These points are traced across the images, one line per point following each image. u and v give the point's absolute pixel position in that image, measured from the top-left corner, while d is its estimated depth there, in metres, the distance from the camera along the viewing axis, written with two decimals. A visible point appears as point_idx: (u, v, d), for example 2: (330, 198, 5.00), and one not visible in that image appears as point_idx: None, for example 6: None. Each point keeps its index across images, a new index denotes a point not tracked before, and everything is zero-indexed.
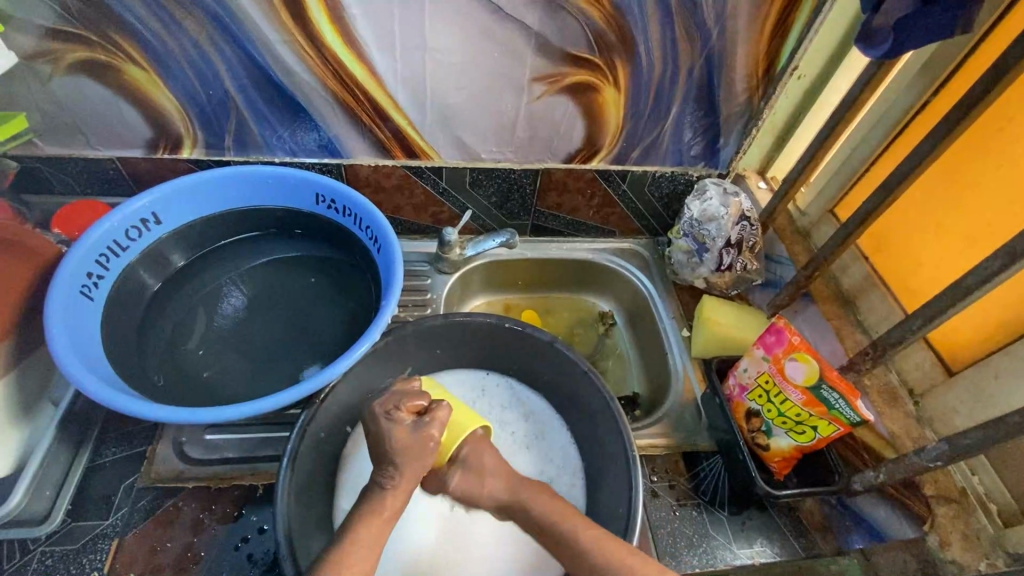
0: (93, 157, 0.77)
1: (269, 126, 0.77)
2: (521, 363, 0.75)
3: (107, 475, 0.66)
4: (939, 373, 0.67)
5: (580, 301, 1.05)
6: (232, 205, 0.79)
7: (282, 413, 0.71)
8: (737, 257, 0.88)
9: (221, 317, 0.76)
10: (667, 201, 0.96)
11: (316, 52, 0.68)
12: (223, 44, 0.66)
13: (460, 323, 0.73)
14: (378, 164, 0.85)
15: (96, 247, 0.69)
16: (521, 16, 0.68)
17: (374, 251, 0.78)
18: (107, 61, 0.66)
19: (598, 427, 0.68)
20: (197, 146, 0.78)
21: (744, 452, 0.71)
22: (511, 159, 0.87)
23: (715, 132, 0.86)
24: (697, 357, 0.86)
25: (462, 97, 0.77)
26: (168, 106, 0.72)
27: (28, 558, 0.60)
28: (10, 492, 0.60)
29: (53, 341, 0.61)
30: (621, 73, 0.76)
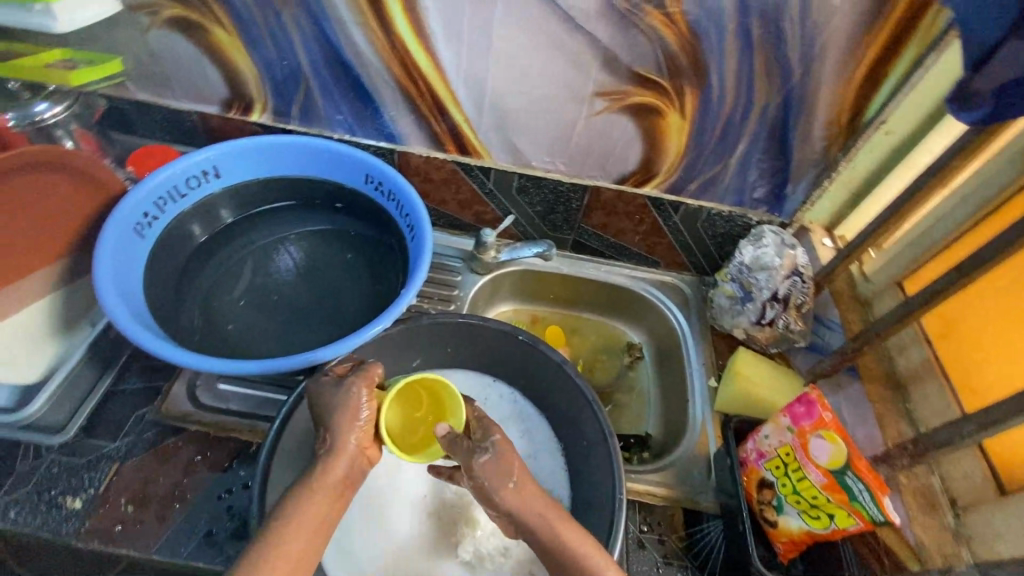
0: (174, 107, 0.82)
1: (333, 103, 0.79)
2: (528, 378, 0.72)
3: (122, 402, 0.70)
4: (991, 489, 0.58)
5: (610, 327, 1.01)
6: (287, 171, 0.82)
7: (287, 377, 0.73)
8: (781, 315, 0.82)
9: (254, 276, 0.79)
10: (720, 241, 0.91)
11: (386, 37, 0.70)
12: (302, 18, 0.69)
13: (474, 325, 0.70)
14: (430, 155, 0.85)
15: (156, 190, 0.74)
16: (591, 27, 0.66)
17: (408, 239, 0.79)
18: (197, 20, 0.71)
19: (592, 459, 0.64)
20: (267, 111, 0.82)
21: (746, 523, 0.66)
22: (561, 171, 0.85)
23: (782, 177, 0.80)
24: (719, 411, 0.81)
25: (521, 102, 0.76)
26: (245, 69, 0.76)
27: (39, 462, 0.64)
28: (35, 397, 0.65)
29: (101, 269, 0.66)
30: (689, 100, 0.72)
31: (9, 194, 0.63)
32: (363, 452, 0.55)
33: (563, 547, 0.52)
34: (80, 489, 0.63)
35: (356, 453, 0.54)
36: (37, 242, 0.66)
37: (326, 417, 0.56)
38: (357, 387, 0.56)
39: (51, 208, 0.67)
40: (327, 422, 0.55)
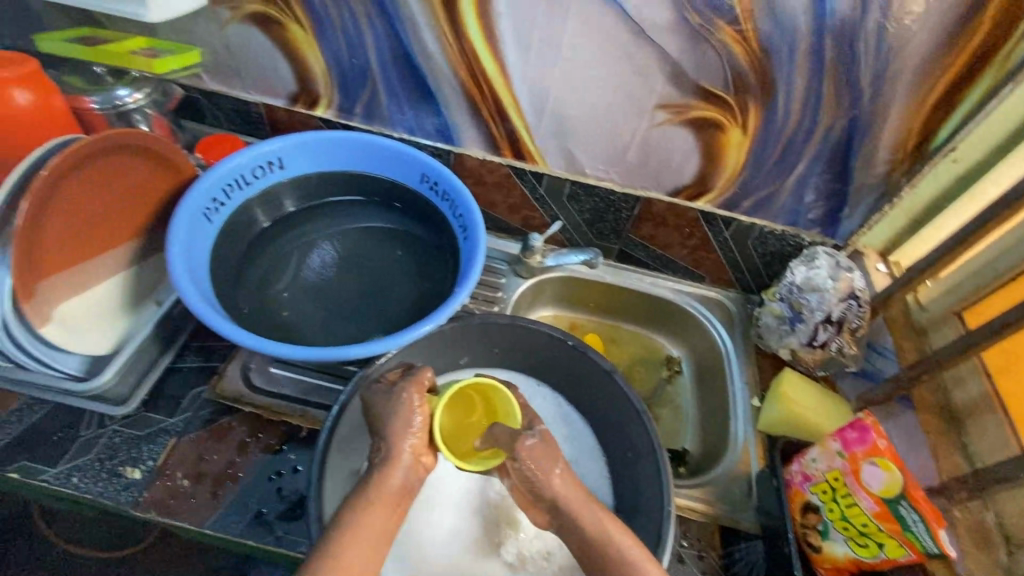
0: (243, 99, 0.85)
1: (397, 102, 0.81)
2: (574, 384, 0.72)
3: (181, 379, 0.73)
4: None
5: (649, 339, 1.01)
6: (346, 166, 0.85)
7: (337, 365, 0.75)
8: (834, 337, 0.81)
9: (310, 266, 0.81)
10: (769, 259, 0.90)
11: (456, 41, 0.71)
12: (376, 19, 0.71)
13: (525, 327, 0.71)
14: (485, 158, 0.87)
15: (224, 178, 0.76)
16: (660, 40, 0.67)
17: (460, 239, 0.81)
18: (275, 16, 0.73)
19: (638, 469, 0.64)
20: (331, 107, 0.84)
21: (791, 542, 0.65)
22: (614, 180, 0.86)
23: (839, 198, 0.80)
24: (763, 431, 0.80)
25: (582, 110, 0.77)
26: (315, 65, 0.79)
27: (101, 431, 0.67)
28: (106, 369, 0.63)
29: (173, 250, 0.69)
30: (752, 116, 0.72)
31: (92, 171, 0.63)
32: (415, 460, 0.56)
33: (613, 554, 0.53)
34: (139, 460, 0.66)
35: (410, 463, 0.55)
36: (115, 221, 0.68)
37: (385, 413, 0.57)
38: (409, 391, 0.57)
39: (128, 195, 0.69)
40: (384, 426, 0.57)
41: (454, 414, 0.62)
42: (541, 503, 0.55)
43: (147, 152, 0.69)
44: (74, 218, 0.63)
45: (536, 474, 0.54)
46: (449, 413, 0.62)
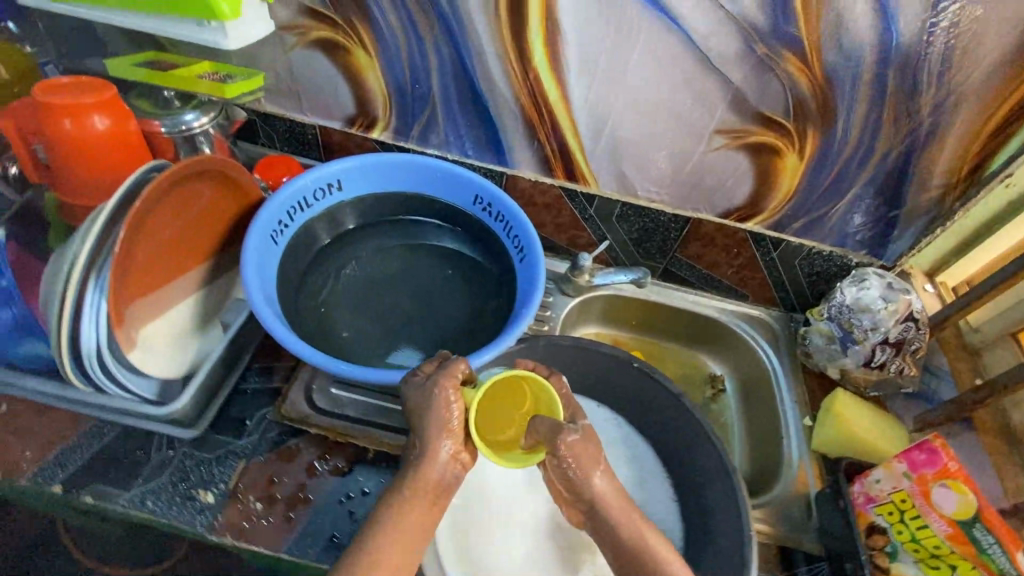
0: (299, 121, 0.86)
1: (454, 126, 0.83)
2: (636, 406, 0.73)
3: (246, 400, 0.73)
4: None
5: (692, 357, 1.02)
6: (401, 188, 0.85)
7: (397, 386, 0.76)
8: (892, 358, 0.82)
9: (369, 288, 0.82)
10: (815, 279, 0.92)
11: (521, 68, 0.73)
12: (443, 47, 0.73)
13: (590, 349, 0.71)
14: (537, 179, 0.88)
15: (288, 201, 0.77)
16: (726, 69, 0.68)
17: (515, 260, 0.82)
18: (341, 43, 0.75)
19: (708, 492, 0.65)
20: (387, 130, 0.85)
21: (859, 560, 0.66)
22: (666, 202, 0.87)
23: (890, 221, 0.81)
24: (817, 451, 0.81)
25: (640, 135, 0.78)
26: (376, 90, 0.80)
27: (171, 455, 0.67)
28: (180, 395, 0.64)
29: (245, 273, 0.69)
30: (810, 142, 0.73)
31: (178, 206, 0.64)
32: None
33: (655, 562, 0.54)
34: (211, 482, 0.66)
35: (447, 459, 0.55)
36: (190, 246, 0.69)
37: (423, 408, 0.56)
38: (445, 387, 0.56)
39: (202, 220, 0.69)
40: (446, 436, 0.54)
41: (490, 410, 0.60)
42: (582, 506, 0.56)
43: (223, 178, 0.69)
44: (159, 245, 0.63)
45: (574, 471, 0.53)
46: (484, 412, 0.59)
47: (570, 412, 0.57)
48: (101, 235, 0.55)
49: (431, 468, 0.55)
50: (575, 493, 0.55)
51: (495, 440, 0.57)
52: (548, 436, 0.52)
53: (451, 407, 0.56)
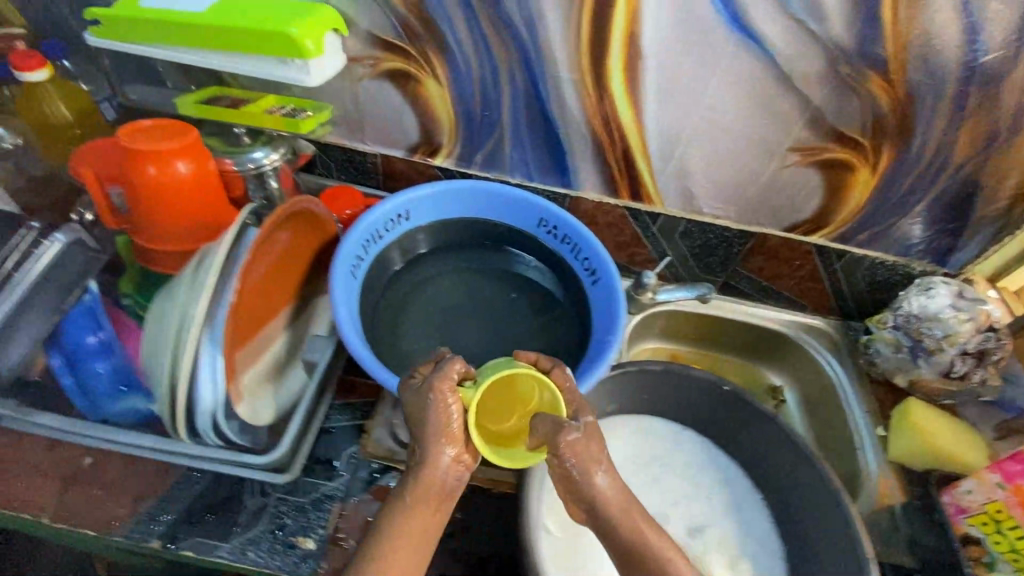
0: (361, 151, 0.85)
1: (521, 151, 0.82)
2: (725, 427, 0.73)
3: (331, 440, 0.72)
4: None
5: (750, 369, 1.02)
6: (464, 215, 0.85)
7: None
8: (973, 369, 0.81)
9: (442, 317, 0.81)
10: (875, 288, 0.92)
11: (597, 94, 0.72)
12: (518, 76, 0.72)
13: (680, 374, 0.71)
14: (601, 200, 0.87)
15: (365, 233, 0.77)
16: (807, 89, 0.68)
17: (587, 283, 0.82)
18: (414, 74, 0.74)
19: (812, 513, 0.66)
20: (450, 156, 0.84)
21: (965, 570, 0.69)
22: (731, 218, 0.87)
23: (956, 232, 0.82)
24: (894, 460, 0.82)
25: (711, 154, 0.78)
26: (444, 118, 0.79)
27: (266, 501, 0.66)
28: (280, 442, 0.65)
29: (340, 313, 0.70)
30: (884, 158, 0.74)
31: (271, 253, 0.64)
32: None
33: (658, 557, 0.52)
34: (311, 528, 0.65)
35: (450, 464, 0.53)
36: (280, 290, 0.69)
37: (421, 413, 0.54)
38: (441, 388, 0.54)
39: (290, 261, 0.70)
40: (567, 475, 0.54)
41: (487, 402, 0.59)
42: (584, 506, 0.54)
43: (308, 220, 0.70)
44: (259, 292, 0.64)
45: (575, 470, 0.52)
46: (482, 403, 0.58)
47: (573, 409, 0.56)
48: (218, 294, 0.56)
49: (433, 475, 0.53)
50: (578, 493, 0.53)
51: (494, 435, 0.57)
52: (550, 437, 0.51)
53: (450, 410, 0.54)
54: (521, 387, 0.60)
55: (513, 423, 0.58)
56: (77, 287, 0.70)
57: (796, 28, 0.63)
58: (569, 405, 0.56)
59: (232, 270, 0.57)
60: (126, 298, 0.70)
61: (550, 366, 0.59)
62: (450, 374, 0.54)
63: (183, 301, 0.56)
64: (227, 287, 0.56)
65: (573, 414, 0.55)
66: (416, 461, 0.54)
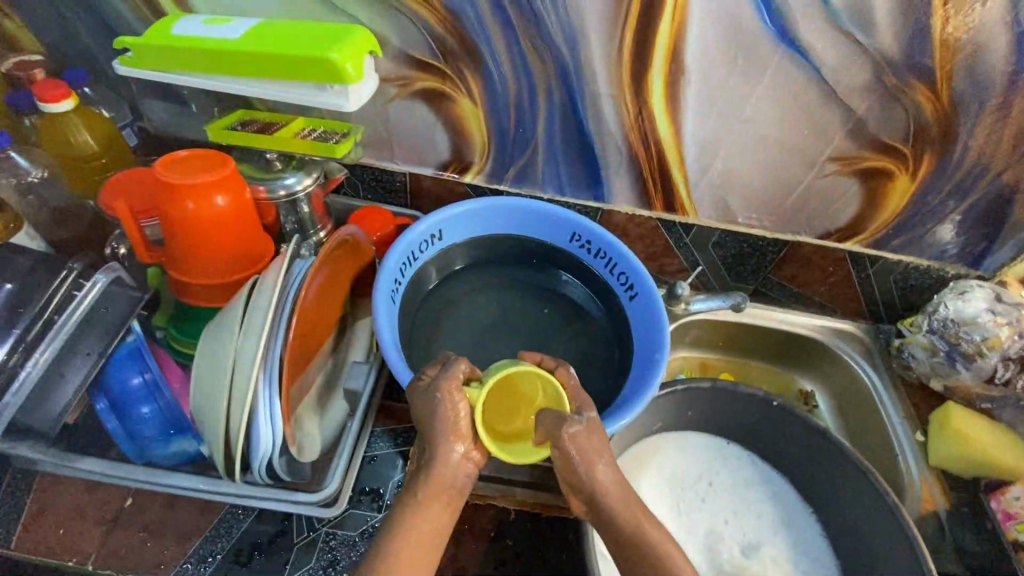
0: (390, 170, 0.84)
1: (554, 166, 0.80)
2: (771, 442, 0.73)
3: (375, 469, 0.70)
4: None
5: (780, 375, 1.02)
6: (497, 230, 0.84)
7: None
8: (1017, 375, 0.82)
9: (478, 337, 0.80)
10: (907, 292, 0.92)
11: (636, 110, 0.71)
12: (555, 93, 0.71)
13: (726, 391, 0.70)
14: (633, 213, 0.86)
15: (401, 255, 0.76)
16: (850, 100, 0.67)
17: (624, 298, 0.81)
18: (449, 93, 0.72)
19: (866, 528, 0.66)
20: (481, 174, 0.83)
21: None
22: (766, 227, 0.86)
23: (991, 236, 0.82)
24: (935, 466, 0.82)
25: (749, 166, 0.77)
26: (476, 135, 0.77)
27: (314, 535, 0.64)
28: (331, 477, 0.62)
29: (382, 341, 0.68)
30: (924, 166, 0.73)
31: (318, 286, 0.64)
32: None
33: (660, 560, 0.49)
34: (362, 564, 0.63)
35: (459, 462, 0.51)
36: (322, 318, 0.68)
37: (428, 415, 0.52)
38: (447, 389, 0.52)
39: (334, 292, 0.69)
40: None
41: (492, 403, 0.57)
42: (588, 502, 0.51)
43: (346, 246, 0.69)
44: (308, 325, 0.64)
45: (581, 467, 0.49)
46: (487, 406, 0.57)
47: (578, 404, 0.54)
48: (276, 330, 0.55)
49: (442, 474, 0.51)
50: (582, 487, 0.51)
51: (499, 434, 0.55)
52: (552, 429, 0.50)
53: (458, 410, 0.52)
54: (524, 387, 0.58)
55: (517, 424, 0.56)
56: (122, 326, 0.63)
57: (844, 41, 0.62)
58: (572, 400, 0.54)
59: (288, 305, 0.57)
60: (160, 330, 0.70)
61: (554, 365, 0.58)
62: (454, 372, 0.53)
63: (239, 340, 0.55)
64: (285, 322, 0.56)
65: (578, 409, 0.53)
66: (425, 461, 0.52)
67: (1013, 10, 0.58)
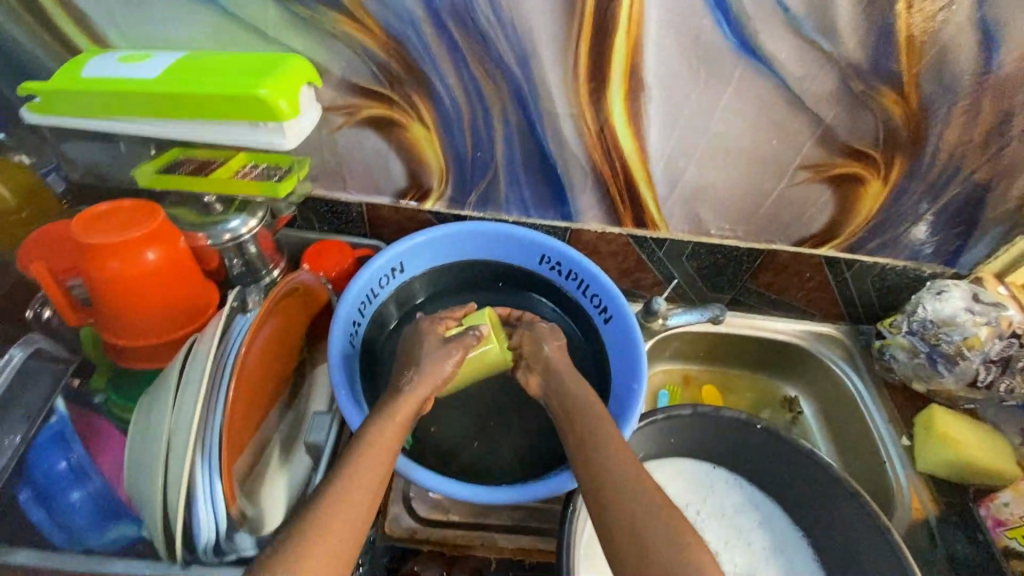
0: (345, 201, 0.80)
1: (517, 187, 0.76)
2: (757, 465, 0.70)
3: None
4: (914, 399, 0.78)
5: (761, 383, 1.00)
6: (462, 257, 0.80)
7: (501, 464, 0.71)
8: (999, 378, 0.80)
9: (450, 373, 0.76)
10: (885, 293, 0.91)
11: (597, 128, 0.67)
12: (512, 115, 0.67)
13: (708, 417, 0.67)
14: (604, 230, 0.82)
15: (360, 294, 0.72)
16: (818, 108, 0.65)
17: (598, 320, 0.78)
18: (399, 120, 0.68)
19: (856, 549, 0.63)
20: (441, 200, 0.78)
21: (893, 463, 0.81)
22: (740, 237, 0.84)
23: (965, 235, 0.80)
24: (923, 471, 0.80)
25: (720, 178, 0.74)
26: (433, 161, 0.73)
27: None
28: None
29: (339, 393, 0.64)
30: (896, 170, 0.71)
31: (263, 343, 0.59)
32: None
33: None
34: None
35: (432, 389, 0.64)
36: (276, 372, 0.63)
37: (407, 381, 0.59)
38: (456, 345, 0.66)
39: (285, 339, 0.65)
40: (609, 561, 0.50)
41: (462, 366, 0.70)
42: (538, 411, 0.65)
43: (296, 293, 0.65)
44: (258, 383, 0.59)
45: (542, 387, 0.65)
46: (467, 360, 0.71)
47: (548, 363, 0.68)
48: (215, 397, 0.51)
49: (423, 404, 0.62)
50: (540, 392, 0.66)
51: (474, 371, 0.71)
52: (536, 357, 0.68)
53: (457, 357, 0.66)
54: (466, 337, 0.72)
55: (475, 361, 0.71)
56: (48, 405, 0.63)
57: (808, 50, 0.59)
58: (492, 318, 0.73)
59: (229, 369, 0.52)
60: (98, 395, 0.65)
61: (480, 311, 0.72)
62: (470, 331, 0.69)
63: (174, 414, 0.50)
64: (225, 387, 0.52)
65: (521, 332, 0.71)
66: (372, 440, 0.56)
67: (978, 11, 0.56)
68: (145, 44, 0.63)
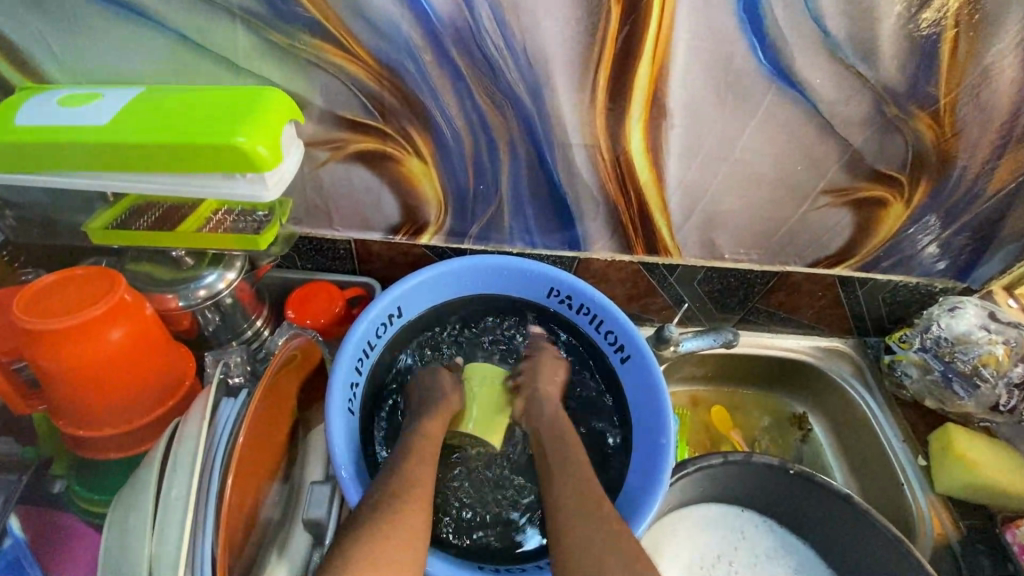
0: (330, 238, 0.72)
1: (523, 219, 0.69)
2: (786, 508, 0.69)
3: None
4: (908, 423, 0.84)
5: (769, 399, 0.96)
6: (463, 293, 0.74)
7: (519, 517, 0.69)
8: (1022, 402, 0.77)
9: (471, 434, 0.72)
10: (898, 309, 0.87)
11: (611, 158, 0.62)
12: (518, 146, 0.60)
13: (738, 463, 0.67)
14: (614, 259, 0.76)
15: (356, 349, 0.65)
16: (848, 133, 0.60)
17: (613, 358, 0.72)
18: (391, 154, 0.61)
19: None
20: (439, 233, 0.71)
21: (901, 471, 0.81)
22: (754, 260, 0.79)
23: (980, 252, 0.77)
24: (942, 493, 0.79)
25: (738, 204, 0.69)
26: (429, 195, 0.66)
27: None
28: None
29: (342, 475, 0.57)
30: (920, 193, 0.67)
31: (257, 425, 0.52)
32: None
33: None
34: None
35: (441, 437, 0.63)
36: (269, 447, 0.56)
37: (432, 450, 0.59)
38: None
39: (278, 411, 0.57)
40: None
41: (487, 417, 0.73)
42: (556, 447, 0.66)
43: (290, 361, 0.59)
44: (254, 468, 0.53)
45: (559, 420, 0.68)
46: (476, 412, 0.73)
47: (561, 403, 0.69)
48: (204, 505, 0.45)
49: (429, 450, 0.61)
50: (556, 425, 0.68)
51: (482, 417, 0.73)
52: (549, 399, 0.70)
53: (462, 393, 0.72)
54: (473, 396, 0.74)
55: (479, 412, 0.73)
56: None
57: (844, 74, 0.55)
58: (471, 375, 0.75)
59: (218, 467, 0.47)
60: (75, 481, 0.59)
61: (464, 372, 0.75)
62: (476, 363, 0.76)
63: (159, 525, 0.44)
64: (216, 491, 0.46)
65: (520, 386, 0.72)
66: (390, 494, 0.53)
67: None
68: (103, 79, 0.56)
